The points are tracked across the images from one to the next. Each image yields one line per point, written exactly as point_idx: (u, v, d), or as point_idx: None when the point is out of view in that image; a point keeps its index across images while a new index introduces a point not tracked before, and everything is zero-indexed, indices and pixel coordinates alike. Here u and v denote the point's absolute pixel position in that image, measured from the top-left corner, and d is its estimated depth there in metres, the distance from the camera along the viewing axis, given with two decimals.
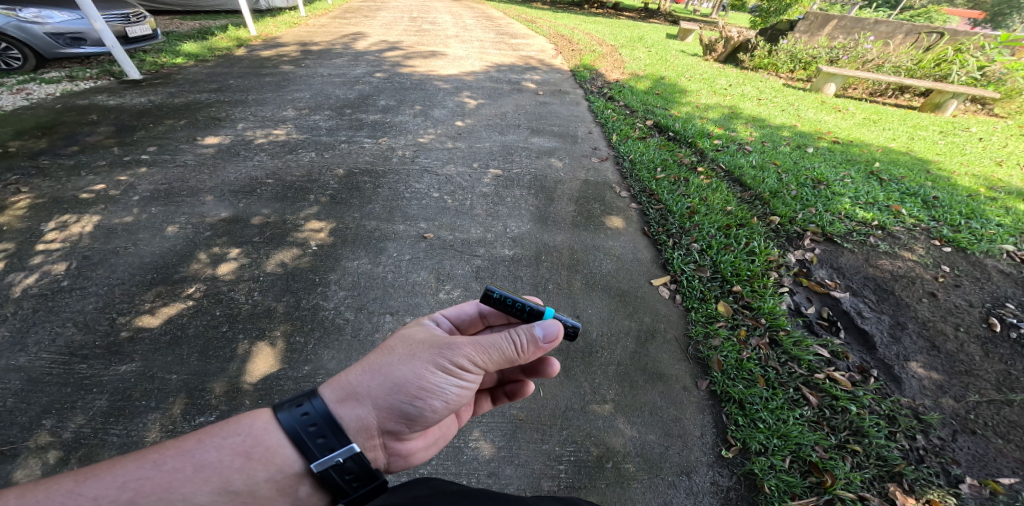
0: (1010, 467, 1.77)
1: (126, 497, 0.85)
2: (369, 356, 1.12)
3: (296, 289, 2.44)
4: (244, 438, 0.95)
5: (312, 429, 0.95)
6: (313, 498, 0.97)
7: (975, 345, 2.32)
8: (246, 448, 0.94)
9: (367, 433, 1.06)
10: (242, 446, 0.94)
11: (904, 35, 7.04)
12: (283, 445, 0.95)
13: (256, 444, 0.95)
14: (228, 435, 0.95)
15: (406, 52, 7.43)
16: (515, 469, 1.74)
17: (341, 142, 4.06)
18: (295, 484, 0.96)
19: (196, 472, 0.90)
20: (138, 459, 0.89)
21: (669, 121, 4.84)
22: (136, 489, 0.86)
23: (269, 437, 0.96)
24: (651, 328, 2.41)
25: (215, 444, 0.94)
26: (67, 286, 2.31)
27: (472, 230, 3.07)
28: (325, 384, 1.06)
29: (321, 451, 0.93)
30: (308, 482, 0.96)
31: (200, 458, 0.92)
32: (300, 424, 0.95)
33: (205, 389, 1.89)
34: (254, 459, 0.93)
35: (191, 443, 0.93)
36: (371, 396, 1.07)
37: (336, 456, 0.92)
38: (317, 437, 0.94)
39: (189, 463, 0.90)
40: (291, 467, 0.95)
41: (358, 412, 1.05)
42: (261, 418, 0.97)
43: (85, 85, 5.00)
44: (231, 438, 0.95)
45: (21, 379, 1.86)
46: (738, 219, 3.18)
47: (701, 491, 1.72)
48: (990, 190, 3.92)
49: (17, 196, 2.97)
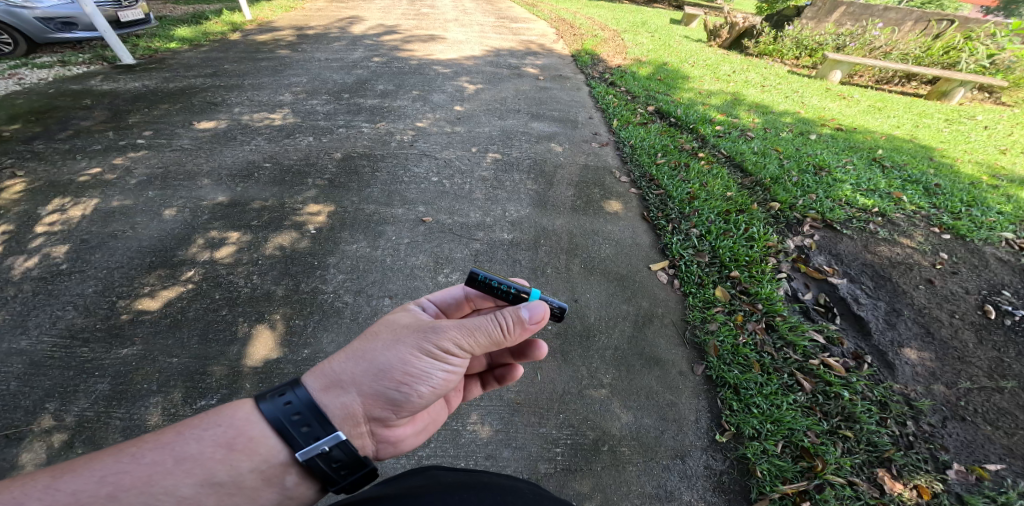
0: (997, 453, 1.80)
1: (105, 492, 0.82)
2: (352, 343, 1.12)
3: (296, 273, 2.45)
4: (226, 429, 0.94)
5: (297, 418, 0.95)
6: (301, 486, 0.97)
7: (969, 331, 2.34)
8: (228, 439, 0.93)
9: (353, 421, 1.07)
10: (223, 437, 0.93)
11: (913, 22, 6.79)
12: (266, 436, 0.94)
13: (239, 435, 0.94)
14: (209, 426, 0.94)
15: (403, 36, 7.31)
16: (513, 451, 1.77)
17: (340, 127, 4.02)
18: (281, 474, 0.95)
19: (176, 464, 0.88)
20: (116, 453, 0.87)
21: (671, 107, 4.77)
22: (115, 483, 0.84)
23: (251, 428, 0.95)
24: (648, 312, 2.42)
25: (196, 436, 0.92)
26: (66, 269, 2.32)
27: (471, 213, 3.06)
28: (309, 372, 1.06)
29: (306, 440, 0.94)
30: (295, 472, 0.95)
31: (181, 450, 0.90)
32: (283, 413, 0.95)
33: (206, 372, 1.91)
34: (236, 450, 0.92)
35: (170, 435, 0.91)
36: (355, 383, 1.07)
37: (321, 445, 0.93)
38: (301, 426, 0.94)
39: (168, 456, 0.89)
40: (275, 457, 0.94)
41: (344, 399, 1.06)
42: (243, 409, 0.97)
43: (78, 70, 4.93)
44: (212, 430, 0.94)
45: (24, 362, 1.87)
46: (738, 205, 3.17)
47: (695, 474, 1.75)
48: (992, 178, 3.89)
49: (14, 180, 2.95)
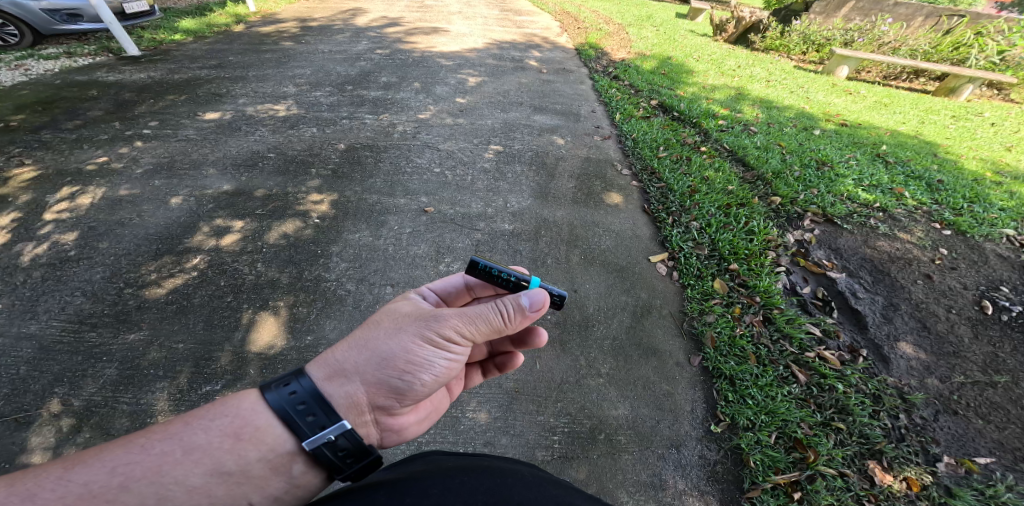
0: (986, 447, 1.83)
1: (116, 482, 0.84)
2: (354, 333, 1.15)
3: (299, 261, 2.48)
4: (232, 419, 0.96)
5: (302, 408, 0.97)
6: (307, 475, 1.00)
7: (965, 326, 2.35)
8: (235, 429, 0.95)
9: (357, 409, 1.10)
10: (230, 427, 0.95)
11: (923, 18, 6.74)
12: (272, 425, 0.97)
13: (245, 426, 0.96)
14: (215, 417, 0.96)
15: (405, 28, 7.29)
16: (511, 439, 1.80)
17: (342, 118, 4.03)
18: (288, 463, 0.98)
19: (186, 454, 0.90)
20: (126, 444, 0.89)
21: (675, 101, 4.76)
22: (126, 473, 0.86)
23: (257, 417, 0.97)
24: (647, 303, 2.45)
25: (203, 427, 0.95)
26: (73, 256, 2.36)
27: (472, 204, 3.08)
28: (311, 363, 1.08)
29: (311, 429, 0.96)
30: (301, 460, 0.98)
31: (189, 441, 0.92)
32: (288, 402, 0.97)
33: (210, 358, 1.95)
34: (243, 439, 0.95)
35: (178, 426, 0.94)
36: (359, 372, 1.10)
37: (327, 434, 0.96)
38: (307, 415, 0.97)
39: (178, 446, 0.91)
40: (281, 446, 0.97)
41: (347, 388, 1.08)
42: (248, 400, 0.99)
43: (84, 61, 4.96)
44: (218, 421, 0.96)
45: (33, 347, 1.92)
46: (738, 199, 3.18)
47: (689, 464, 1.78)
48: (996, 175, 3.87)
49: (21, 169, 2.99)
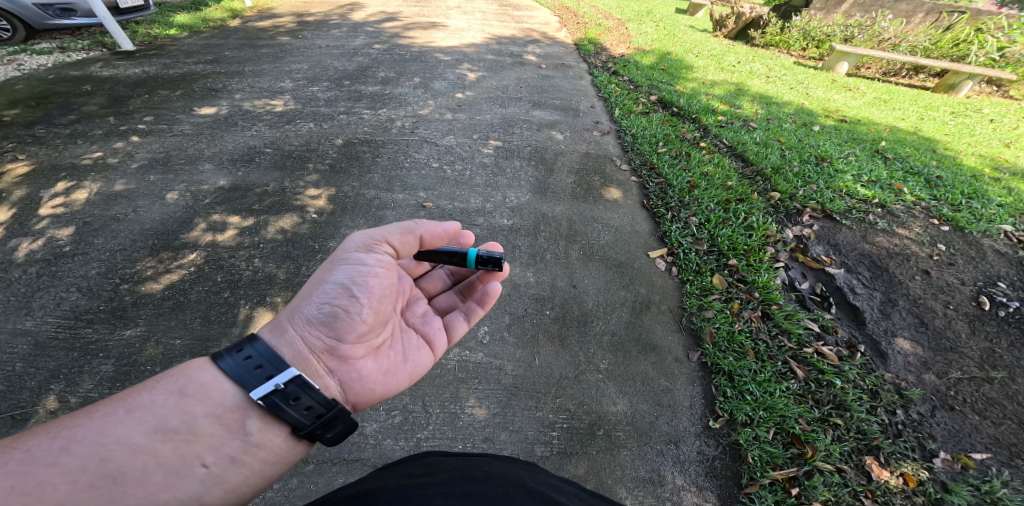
0: (983, 443, 1.83)
1: (56, 444, 0.82)
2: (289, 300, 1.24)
3: (297, 256, 2.47)
4: (177, 378, 0.97)
5: (249, 361, 1.00)
6: (265, 434, 0.98)
7: (962, 322, 2.35)
8: (179, 387, 0.96)
9: (299, 355, 1.11)
10: (176, 386, 0.96)
11: (924, 14, 6.79)
12: (219, 382, 0.98)
13: (190, 384, 0.97)
14: (161, 379, 0.97)
15: (404, 23, 7.22)
16: (510, 434, 1.80)
17: (340, 113, 4.00)
18: (239, 419, 0.97)
19: (129, 412, 0.89)
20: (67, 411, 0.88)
21: (675, 96, 4.73)
22: (68, 436, 0.84)
23: (203, 375, 0.99)
24: (646, 299, 2.44)
25: (148, 388, 0.95)
26: (68, 252, 2.34)
27: (471, 199, 3.07)
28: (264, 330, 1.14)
29: (259, 381, 0.99)
30: (254, 415, 0.98)
31: (133, 401, 0.92)
32: (235, 359, 1.00)
33: (207, 354, 1.94)
34: (188, 395, 0.95)
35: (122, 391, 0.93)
36: (291, 321, 1.16)
37: (276, 382, 0.98)
38: (255, 368, 1.00)
39: (120, 407, 0.90)
40: (230, 401, 0.97)
41: (286, 338, 1.12)
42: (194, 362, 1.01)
43: (78, 56, 4.90)
44: (163, 382, 0.96)
45: (29, 343, 1.91)
46: (738, 194, 3.17)
47: (688, 459, 1.78)
48: (995, 171, 3.87)
49: (14, 164, 2.97)
